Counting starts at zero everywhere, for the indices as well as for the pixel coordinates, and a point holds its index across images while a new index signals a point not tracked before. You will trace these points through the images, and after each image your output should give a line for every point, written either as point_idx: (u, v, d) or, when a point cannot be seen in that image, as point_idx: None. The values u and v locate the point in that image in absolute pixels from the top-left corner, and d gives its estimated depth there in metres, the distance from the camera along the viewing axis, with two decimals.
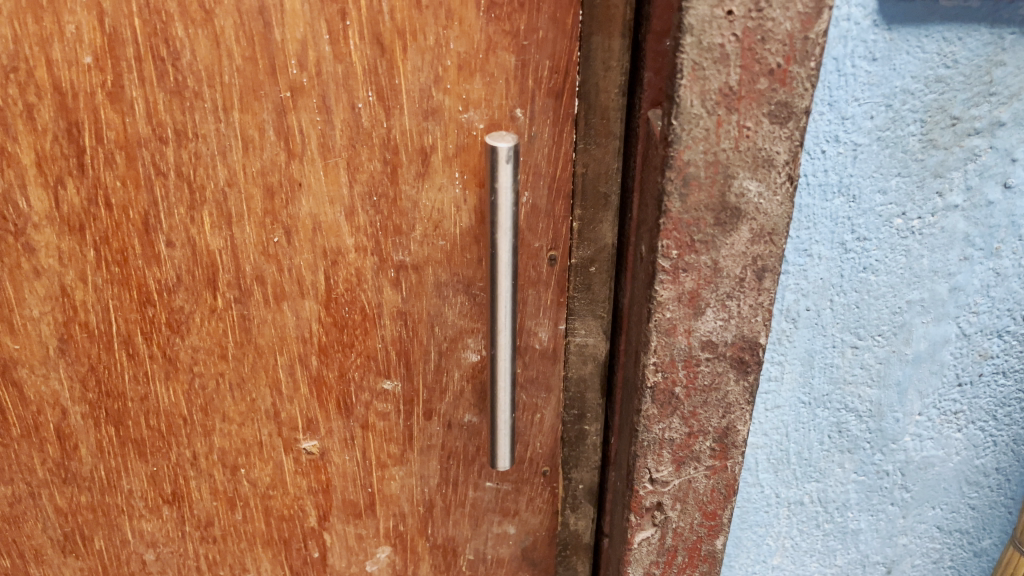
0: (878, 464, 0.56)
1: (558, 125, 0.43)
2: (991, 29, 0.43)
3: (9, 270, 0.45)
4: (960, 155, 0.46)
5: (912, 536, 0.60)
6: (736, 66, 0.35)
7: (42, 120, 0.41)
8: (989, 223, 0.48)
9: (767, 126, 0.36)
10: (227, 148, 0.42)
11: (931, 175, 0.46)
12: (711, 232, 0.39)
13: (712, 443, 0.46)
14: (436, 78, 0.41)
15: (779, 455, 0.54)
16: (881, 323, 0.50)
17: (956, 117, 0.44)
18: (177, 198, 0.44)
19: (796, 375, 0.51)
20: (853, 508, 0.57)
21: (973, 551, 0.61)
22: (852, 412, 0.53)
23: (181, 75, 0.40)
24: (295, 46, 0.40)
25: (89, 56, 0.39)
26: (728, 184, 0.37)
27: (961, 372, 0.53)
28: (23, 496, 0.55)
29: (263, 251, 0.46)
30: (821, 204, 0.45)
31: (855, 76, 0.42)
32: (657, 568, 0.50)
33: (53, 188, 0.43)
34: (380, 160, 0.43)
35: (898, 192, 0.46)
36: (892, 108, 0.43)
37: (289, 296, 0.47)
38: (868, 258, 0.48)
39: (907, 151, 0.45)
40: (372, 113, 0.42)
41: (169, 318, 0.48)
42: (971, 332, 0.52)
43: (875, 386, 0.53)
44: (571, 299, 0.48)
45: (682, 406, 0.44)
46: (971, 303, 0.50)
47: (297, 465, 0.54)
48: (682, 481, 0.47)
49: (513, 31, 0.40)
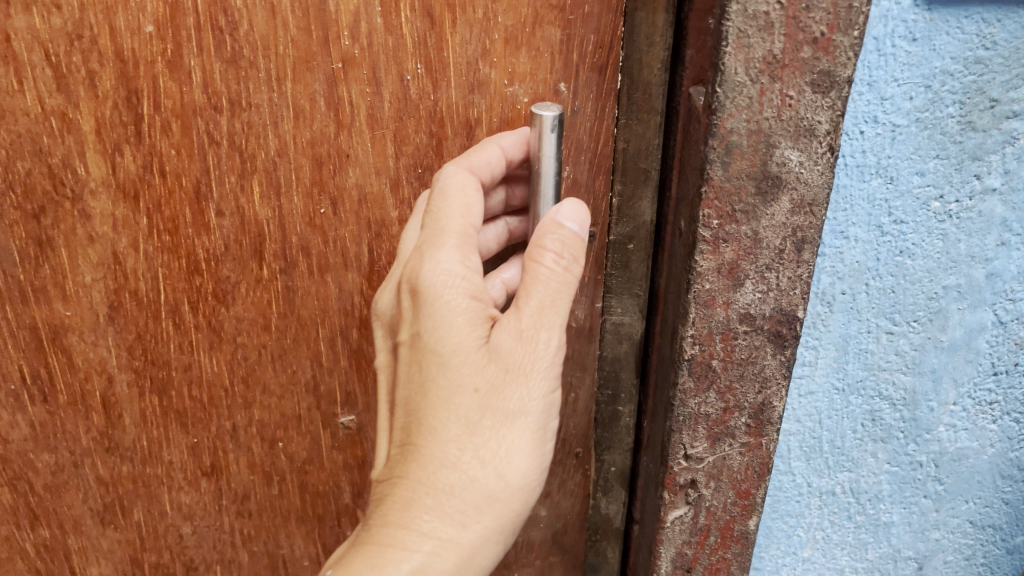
0: (912, 455, 0.53)
1: (601, 100, 0.44)
2: None
3: (64, 236, 0.47)
4: (999, 137, 0.43)
5: (946, 531, 0.57)
6: (780, 35, 0.36)
7: (102, 88, 0.42)
8: None
9: (809, 95, 0.37)
10: (278, 118, 0.44)
11: (970, 158, 0.44)
12: (752, 202, 0.39)
13: (748, 419, 0.46)
14: (483, 51, 0.42)
15: (812, 443, 0.52)
16: (917, 309, 0.48)
17: (996, 99, 0.42)
18: (228, 167, 0.45)
19: (830, 360, 0.49)
20: (885, 500, 0.55)
21: (1005, 548, 0.59)
22: (886, 399, 0.51)
23: (237, 45, 0.42)
24: (348, 18, 0.41)
25: (150, 25, 0.41)
26: (769, 153, 0.38)
27: (996, 361, 0.51)
28: (66, 464, 0.56)
29: (310, 222, 0.47)
30: (858, 185, 0.43)
31: (896, 56, 0.40)
32: (689, 549, 0.50)
33: (110, 155, 0.44)
34: (425, 132, 0.44)
35: (936, 174, 0.44)
36: (932, 89, 0.41)
37: (333, 268, 0.48)
38: (904, 242, 0.45)
39: (947, 133, 0.43)
40: (420, 85, 0.43)
41: (215, 288, 0.49)
42: (1008, 320, 0.49)
43: (909, 376, 0.50)
44: (608, 276, 0.49)
45: (719, 380, 0.44)
46: (1006, 291, 0.48)
47: (334, 439, 0.55)
48: (716, 458, 0.47)
49: (559, 6, 0.41)
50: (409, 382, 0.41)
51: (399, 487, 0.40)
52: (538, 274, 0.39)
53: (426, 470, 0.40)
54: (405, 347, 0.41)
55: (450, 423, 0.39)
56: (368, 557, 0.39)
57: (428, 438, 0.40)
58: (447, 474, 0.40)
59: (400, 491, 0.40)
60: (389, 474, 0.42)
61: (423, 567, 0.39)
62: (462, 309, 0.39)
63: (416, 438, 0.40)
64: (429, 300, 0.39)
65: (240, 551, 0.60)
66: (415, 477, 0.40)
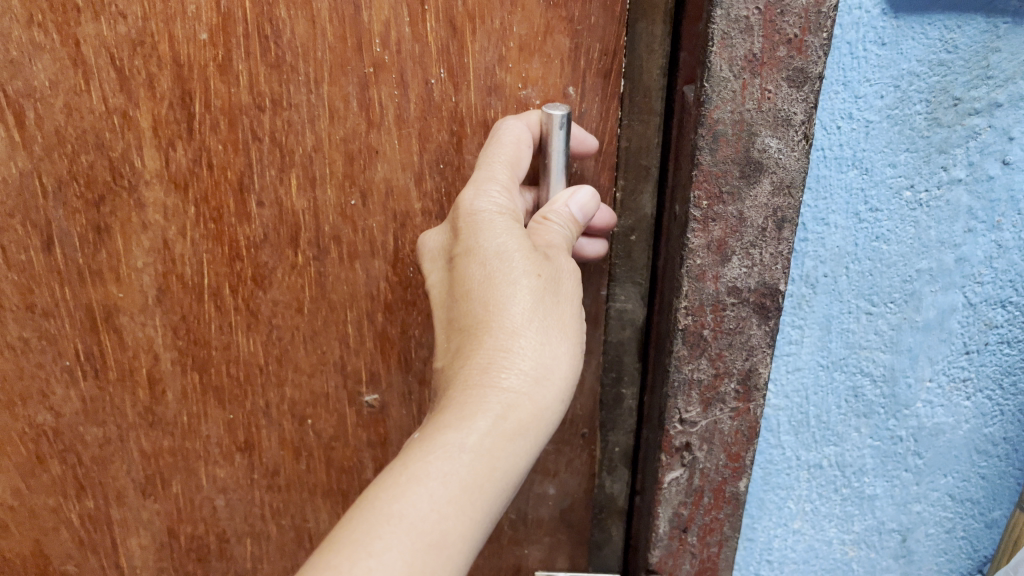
0: (892, 429, 0.55)
1: (605, 102, 0.48)
2: (988, 18, 0.44)
3: (120, 223, 0.52)
4: (963, 132, 0.46)
5: (927, 504, 0.58)
6: (759, 36, 0.40)
7: (159, 89, 0.48)
8: (990, 197, 0.48)
9: (786, 89, 0.41)
10: (315, 117, 0.49)
11: (937, 151, 0.46)
12: (737, 184, 0.44)
13: (736, 386, 0.49)
14: (499, 57, 0.47)
15: (798, 417, 0.54)
16: (894, 290, 0.50)
17: (958, 98, 0.45)
18: (269, 161, 0.50)
19: (814, 338, 0.51)
20: (867, 473, 0.57)
21: (985, 522, 0.59)
22: (868, 375, 0.53)
23: (280, 51, 0.47)
24: (380, 27, 0.46)
25: (204, 32, 0.46)
26: (751, 141, 0.43)
27: (969, 340, 0.52)
28: (112, 437, 0.61)
29: (341, 212, 0.52)
30: (836, 176, 0.46)
31: (867, 58, 0.44)
32: (685, 509, 0.54)
33: (164, 150, 0.50)
34: (447, 131, 0.49)
35: (907, 165, 0.47)
36: (900, 88, 0.45)
37: (361, 255, 0.53)
38: (880, 228, 0.48)
39: (914, 129, 0.46)
40: (443, 88, 0.48)
41: (254, 273, 0.54)
42: (977, 301, 0.51)
43: (886, 355, 0.52)
44: (613, 266, 0.53)
45: (710, 348, 0.48)
46: (975, 275, 0.50)
47: (358, 417, 0.60)
48: (708, 423, 0.51)
49: (568, 17, 0.46)
50: (464, 279, 0.41)
51: (470, 360, 0.39)
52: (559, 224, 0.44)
53: (500, 338, 0.39)
54: (458, 257, 0.41)
55: (519, 298, 0.39)
56: (454, 410, 0.37)
57: (498, 311, 0.39)
58: (517, 340, 0.39)
59: (473, 359, 0.39)
60: (452, 358, 0.40)
61: (507, 414, 0.37)
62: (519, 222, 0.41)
63: (488, 324, 0.39)
64: (487, 217, 0.41)
65: (269, 524, 0.65)
66: (485, 346, 0.39)
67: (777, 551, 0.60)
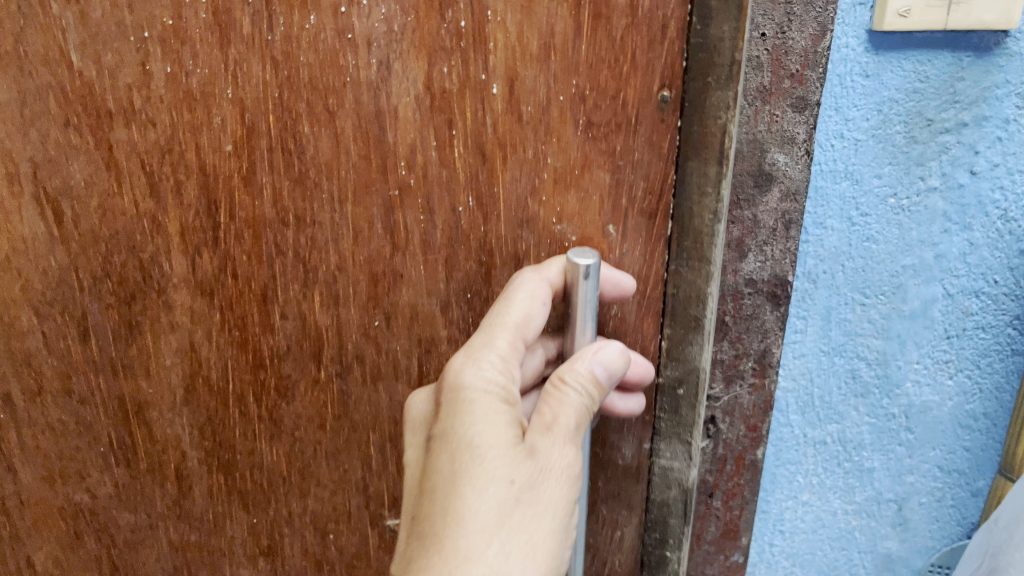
0: (883, 409, 0.50)
1: (650, 244, 0.42)
2: (954, 54, 0.42)
3: (150, 322, 0.51)
4: (935, 146, 0.44)
5: (920, 474, 0.52)
6: (766, 73, 0.39)
7: (187, 196, 0.46)
8: (961, 201, 0.45)
9: (790, 116, 0.39)
10: (339, 236, 0.46)
11: (914, 162, 0.44)
12: (751, 195, 0.41)
13: (755, 364, 0.45)
14: (532, 188, 0.42)
15: (801, 397, 0.49)
16: (879, 275, 0.46)
17: (931, 120, 0.43)
18: (292, 276, 0.47)
19: (809, 329, 0.47)
20: (863, 449, 0.51)
21: (969, 491, 0.53)
22: (859, 357, 0.48)
23: (304, 166, 0.44)
24: (406, 149, 0.42)
25: (229, 144, 0.44)
26: (761, 158, 0.40)
27: (949, 324, 0.48)
28: (143, 526, 0.60)
29: (365, 333, 0.48)
30: (830, 187, 0.44)
31: (853, 89, 0.42)
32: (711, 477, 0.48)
33: (191, 256, 0.48)
34: (475, 260, 0.45)
35: (888, 176, 0.44)
36: (881, 113, 0.43)
37: (384, 377, 0.50)
38: (868, 230, 0.45)
39: (894, 147, 0.44)
40: (471, 216, 0.44)
41: (277, 383, 0.51)
42: (957, 289, 0.47)
43: (876, 340, 0.48)
44: (657, 417, 0.47)
45: (727, 333, 0.44)
46: (952, 268, 0.46)
47: (381, 539, 0.56)
48: (728, 399, 0.46)
49: (608, 151, 0.41)
50: (433, 474, 0.38)
51: None
52: (569, 401, 0.39)
53: (449, 565, 0.35)
54: (433, 445, 0.38)
55: (480, 512, 0.36)
56: None
57: (453, 527, 0.35)
58: (470, 568, 0.35)
59: None
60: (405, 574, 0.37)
61: None
62: (501, 414, 0.38)
63: (441, 538, 0.35)
64: (465, 403, 0.38)
65: None
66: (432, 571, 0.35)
67: (789, 523, 0.53)
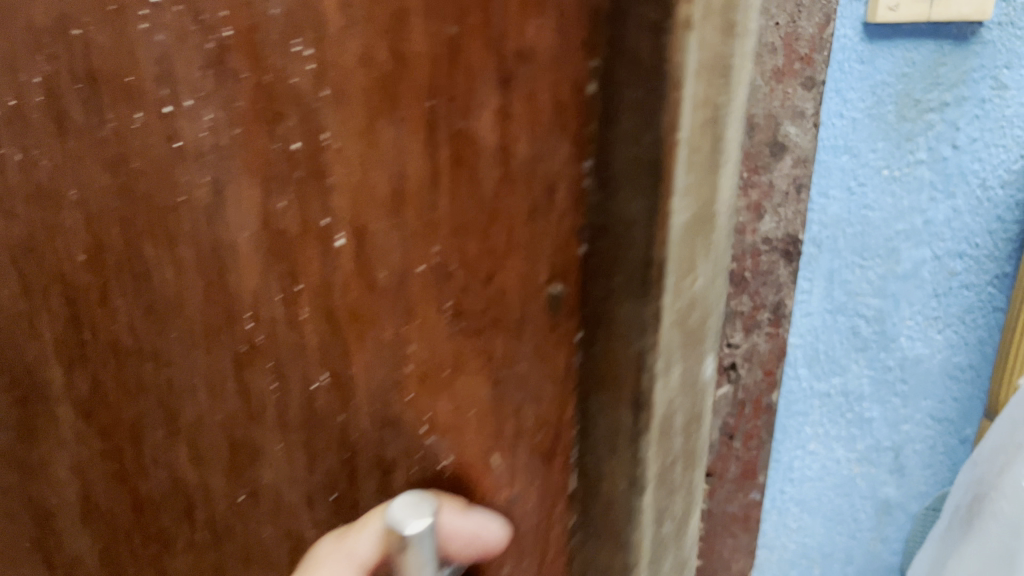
0: (881, 360, 0.55)
1: (551, 494, 0.28)
2: (935, 43, 0.47)
3: (45, 432, 0.44)
4: (920, 127, 0.48)
5: (914, 424, 0.57)
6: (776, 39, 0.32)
7: (53, 304, 0.38)
8: (944, 174, 0.50)
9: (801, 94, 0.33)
10: (195, 385, 0.35)
11: (904, 140, 0.48)
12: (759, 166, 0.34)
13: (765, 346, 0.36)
14: (394, 383, 0.29)
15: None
16: (874, 244, 0.51)
17: (918, 101, 0.48)
18: (157, 416, 0.38)
19: (818, 290, 0.52)
20: (863, 398, 0.56)
21: (959, 439, 0.58)
22: (858, 314, 0.53)
23: (153, 296, 0.34)
24: (250, 299, 0.31)
25: (82, 254, 0.36)
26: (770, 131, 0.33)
27: (935, 285, 0.53)
28: None
29: (235, 508, 0.38)
30: (831, 160, 0.48)
31: (851, 75, 0.47)
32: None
33: (67, 369, 0.40)
34: (336, 457, 0.32)
35: (881, 153, 0.48)
36: (874, 95, 0.47)
37: (258, 564, 0.38)
38: (865, 199, 0.49)
39: (885, 125, 0.48)
40: (327, 399, 0.31)
41: (158, 531, 0.42)
42: (942, 254, 0.52)
43: (875, 300, 0.53)
44: None
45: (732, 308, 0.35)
46: (939, 234, 0.51)
47: None
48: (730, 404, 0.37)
49: (487, 354, 0.26)
50: None
51: None
52: None
53: None
54: None
55: None
56: None
57: None
58: None
59: None
60: None
61: None
62: None
63: None
64: None
65: None
66: None
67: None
